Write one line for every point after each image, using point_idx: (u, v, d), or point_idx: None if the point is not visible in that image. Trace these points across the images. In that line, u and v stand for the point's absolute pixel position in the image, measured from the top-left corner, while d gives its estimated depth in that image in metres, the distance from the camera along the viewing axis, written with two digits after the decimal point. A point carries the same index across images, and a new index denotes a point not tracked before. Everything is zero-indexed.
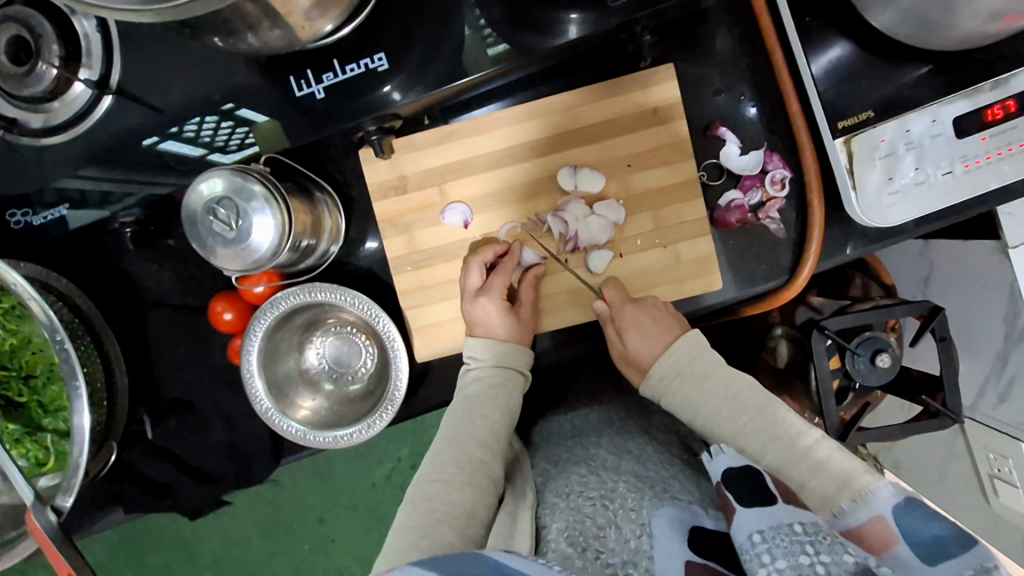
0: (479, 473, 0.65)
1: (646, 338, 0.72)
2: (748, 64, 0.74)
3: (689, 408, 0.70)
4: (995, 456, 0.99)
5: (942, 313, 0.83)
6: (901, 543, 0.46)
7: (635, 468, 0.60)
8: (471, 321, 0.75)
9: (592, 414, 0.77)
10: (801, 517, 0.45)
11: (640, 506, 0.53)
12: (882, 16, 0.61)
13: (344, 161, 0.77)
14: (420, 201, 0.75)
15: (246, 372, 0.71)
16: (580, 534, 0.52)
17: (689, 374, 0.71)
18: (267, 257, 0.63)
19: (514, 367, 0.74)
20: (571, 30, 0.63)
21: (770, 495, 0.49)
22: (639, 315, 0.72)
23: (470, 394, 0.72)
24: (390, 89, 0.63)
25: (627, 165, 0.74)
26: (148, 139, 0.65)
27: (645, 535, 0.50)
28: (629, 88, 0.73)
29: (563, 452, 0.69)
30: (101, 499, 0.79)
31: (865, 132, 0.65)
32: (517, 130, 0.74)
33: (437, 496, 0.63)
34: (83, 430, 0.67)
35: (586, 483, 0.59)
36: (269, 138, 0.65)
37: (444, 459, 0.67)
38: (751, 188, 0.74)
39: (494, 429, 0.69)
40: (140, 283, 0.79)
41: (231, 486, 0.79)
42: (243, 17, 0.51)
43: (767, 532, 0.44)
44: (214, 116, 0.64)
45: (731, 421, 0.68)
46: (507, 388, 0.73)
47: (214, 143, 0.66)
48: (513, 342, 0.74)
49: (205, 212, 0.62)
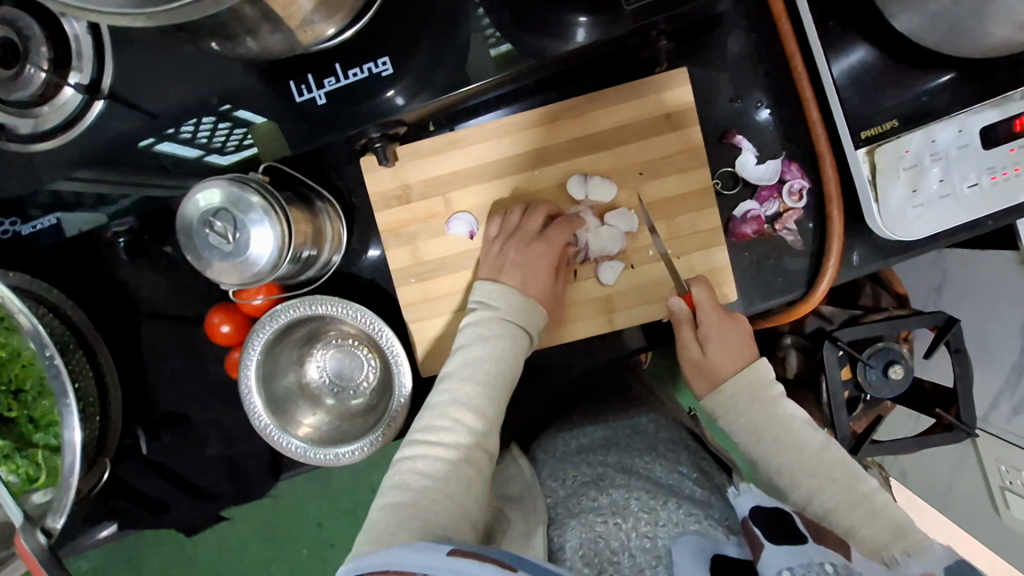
0: (475, 448, 0.63)
1: (732, 353, 0.69)
2: (765, 70, 0.71)
3: (752, 432, 0.67)
4: (1008, 469, 0.97)
5: (958, 324, 0.81)
6: None
7: (646, 486, 0.58)
8: (498, 262, 0.70)
9: (601, 431, 0.74)
10: (830, 555, 0.44)
11: (656, 534, 0.51)
12: (908, 22, 0.58)
13: (346, 168, 0.74)
14: (425, 211, 0.72)
15: (244, 388, 0.69)
16: (596, 553, 0.51)
17: (762, 397, 0.68)
18: (266, 270, 0.60)
19: (519, 317, 0.69)
20: (580, 32, 0.60)
21: (800, 534, 0.46)
22: (727, 327, 0.69)
23: (470, 358, 0.66)
24: (394, 93, 0.61)
25: (638, 173, 0.71)
26: (145, 140, 0.62)
27: (661, 566, 0.48)
28: (641, 93, 0.70)
29: (569, 470, 0.66)
30: (92, 516, 0.77)
31: (888, 143, 0.63)
32: (525, 136, 0.71)
33: (431, 472, 0.60)
34: (74, 447, 0.64)
35: (597, 502, 0.56)
36: (268, 140, 0.63)
37: (442, 427, 0.63)
38: (768, 199, 0.72)
39: (494, 398, 0.65)
40: (133, 293, 0.76)
41: (228, 502, 0.77)
42: (241, 21, 0.49)
43: (797, 570, 0.42)
44: (212, 117, 0.61)
45: (790, 455, 0.64)
46: (513, 351, 0.67)
47: (212, 143, 0.63)
48: (529, 295, 0.69)
49: (201, 224, 0.59)
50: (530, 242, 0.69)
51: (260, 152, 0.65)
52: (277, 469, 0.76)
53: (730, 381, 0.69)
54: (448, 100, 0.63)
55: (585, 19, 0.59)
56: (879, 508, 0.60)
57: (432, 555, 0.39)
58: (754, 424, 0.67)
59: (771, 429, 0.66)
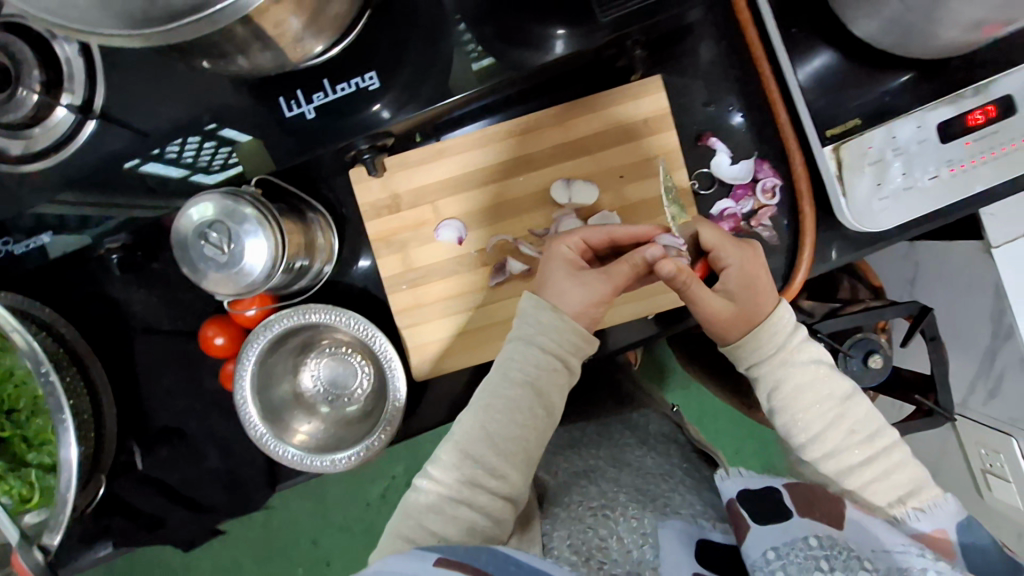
0: (479, 490, 0.60)
1: (751, 302, 0.68)
2: (736, 75, 0.75)
3: (772, 381, 0.68)
4: (988, 452, 1.02)
5: (931, 313, 0.85)
6: (960, 559, 0.53)
7: (635, 481, 0.62)
8: (542, 279, 0.68)
9: (590, 425, 0.79)
10: (813, 528, 0.50)
11: (641, 515, 0.55)
12: (866, 27, 0.62)
13: (336, 180, 0.76)
14: (414, 219, 0.74)
15: (239, 399, 0.70)
16: (583, 543, 0.54)
17: (784, 349, 0.68)
18: (261, 280, 0.61)
19: (559, 353, 0.65)
20: (556, 45, 0.63)
21: (785, 511, 0.53)
22: (745, 277, 0.68)
23: (492, 398, 0.64)
24: (379, 108, 0.63)
25: (619, 176, 0.74)
26: (131, 161, 0.63)
27: (646, 545, 0.52)
28: (618, 100, 0.73)
29: (564, 464, 0.71)
30: (87, 536, 0.76)
31: (853, 140, 0.65)
32: (511, 144, 0.74)
33: (431, 508, 0.60)
34: (70, 465, 0.64)
35: (588, 497, 0.60)
36: (253, 158, 0.64)
37: (450, 463, 0.62)
38: (743, 197, 0.75)
39: (512, 444, 0.62)
40: (125, 310, 0.77)
41: (225, 515, 0.77)
42: (233, 40, 0.51)
43: (782, 548, 0.48)
44: (196, 137, 0.63)
45: (813, 409, 0.66)
46: (546, 396, 0.64)
47: (197, 163, 0.65)
48: (573, 319, 0.66)
49: (196, 237, 0.60)
50: (574, 271, 0.67)
51: (245, 171, 0.66)
52: (274, 480, 0.76)
53: (748, 335, 0.68)
54: (433, 110, 0.66)
55: (563, 31, 0.62)
56: (893, 465, 0.65)
57: (417, 562, 0.44)
58: (775, 375, 0.68)
59: (796, 381, 0.67)
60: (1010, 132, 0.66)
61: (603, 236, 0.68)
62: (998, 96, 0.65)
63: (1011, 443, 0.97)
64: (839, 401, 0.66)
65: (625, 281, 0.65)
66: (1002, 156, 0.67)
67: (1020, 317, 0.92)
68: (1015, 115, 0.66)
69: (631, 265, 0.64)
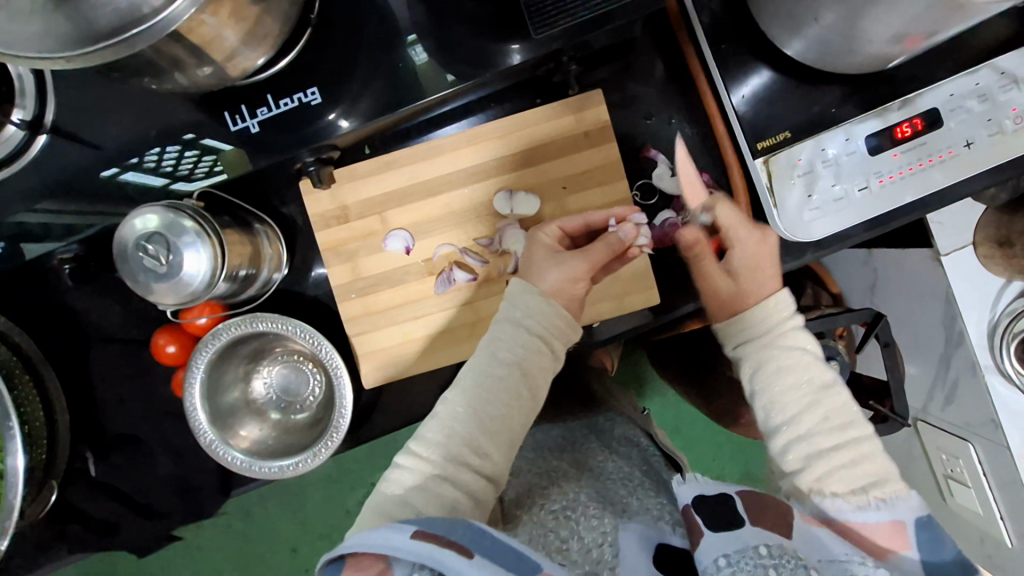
0: (465, 470, 0.59)
1: (759, 281, 0.72)
2: (677, 88, 0.76)
3: (755, 363, 0.70)
4: (947, 457, 1.04)
5: (884, 319, 0.90)
6: (914, 551, 0.54)
7: (594, 484, 0.68)
8: (526, 266, 0.70)
9: (555, 429, 0.86)
10: (764, 536, 0.52)
11: (603, 517, 0.60)
12: (792, 42, 0.64)
13: (287, 192, 0.78)
14: (363, 229, 0.76)
15: (188, 405, 0.71)
16: (544, 543, 0.58)
17: (775, 331, 0.70)
18: (202, 289, 0.62)
19: (537, 330, 0.66)
20: (515, 58, 0.65)
21: (739, 518, 0.55)
22: (756, 255, 0.72)
23: (478, 377, 0.64)
24: (337, 116, 0.65)
25: (562, 187, 0.75)
26: (108, 170, 0.66)
27: (607, 545, 0.57)
28: (561, 112, 0.74)
29: (526, 466, 0.77)
30: (42, 542, 0.77)
31: (782, 153, 0.68)
32: (456, 156, 0.75)
33: (416, 486, 0.58)
34: (17, 474, 0.65)
35: (548, 501, 0.64)
36: (233, 166, 0.67)
37: (434, 441, 0.61)
38: (684, 207, 0.76)
39: (496, 421, 0.62)
40: (81, 320, 0.78)
41: (179, 520, 0.79)
42: (167, 57, 0.53)
43: (732, 555, 0.51)
44: (176, 146, 0.65)
45: (792, 391, 0.67)
46: (530, 377, 0.64)
47: (180, 171, 0.68)
48: (552, 300, 0.67)
49: (135, 248, 0.61)
50: (551, 255, 0.70)
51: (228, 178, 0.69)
52: (227, 486, 0.78)
53: (753, 309, 0.71)
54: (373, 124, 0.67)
55: (516, 47, 0.63)
56: (862, 455, 0.63)
57: (398, 537, 0.43)
58: (757, 358, 0.70)
59: (776, 364, 0.68)
60: (937, 143, 0.68)
61: (578, 222, 0.72)
62: (924, 109, 0.67)
63: (969, 449, 0.98)
64: (818, 389, 0.67)
65: (600, 261, 0.69)
66: (942, 162, 0.68)
67: (969, 325, 0.93)
68: (942, 127, 0.68)
69: (606, 245, 0.69)
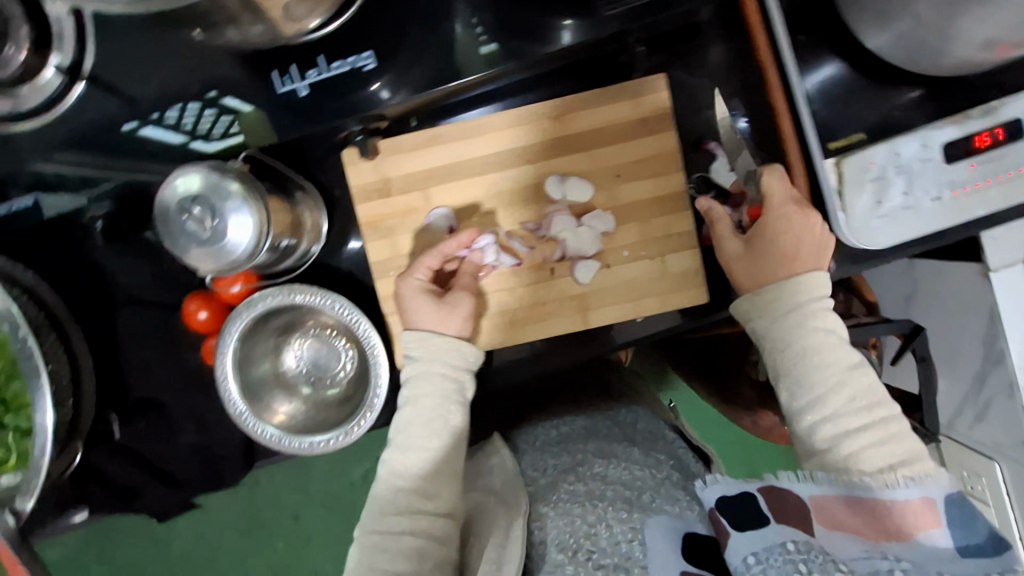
0: (421, 517, 0.67)
1: (784, 259, 0.66)
2: (742, 79, 0.72)
3: (781, 341, 0.66)
4: (969, 474, 1.05)
5: (922, 334, 0.89)
6: (942, 530, 0.49)
7: (620, 476, 0.70)
8: (408, 308, 0.71)
9: (578, 421, 0.88)
10: (791, 534, 0.48)
11: (631, 513, 0.62)
12: (876, 38, 0.61)
13: (328, 161, 0.75)
14: (404, 206, 0.73)
15: (220, 375, 0.69)
16: (571, 536, 0.61)
17: (805, 308, 0.65)
18: (244, 258, 0.60)
19: (443, 365, 0.69)
20: (564, 34, 0.62)
21: (763, 518, 0.51)
22: (781, 225, 0.66)
23: (404, 423, 0.69)
24: (378, 86, 0.62)
25: (615, 175, 0.71)
26: (127, 124, 0.62)
27: (636, 542, 0.58)
28: (620, 96, 0.70)
29: (550, 459, 0.78)
30: (61, 501, 0.76)
31: (855, 154, 0.64)
32: (506, 135, 0.72)
33: (374, 550, 0.66)
34: (45, 430, 0.64)
35: (573, 490, 0.68)
36: (256, 130, 0.64)
37: (383, 499, 0.69)
38: (738, 205, 0.72)
39: (432, 466, 0.69)
40: (105, 279, 0.75)
41: (198, 490, 0.77)
42: (223, 9, 0.50)
43: (761, 553, 0.47)
44: (197, 103, 0.62)
45: (820, 371, 0.64)
46: (454, 411, 0.69)
47: (196, 129, 0.65)
48: (445, 333, 0.69)
49: (179, 211, 0.59)
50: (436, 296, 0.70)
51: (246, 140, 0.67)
52: (250, 458, 0.76)
53: (781, 284, 0.66)
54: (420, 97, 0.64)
55: (569, 22, 0.61)
56: (887, 436, 0.61)
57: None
58: (783, 335, 0.65)
59: (804, 343, 0.64)
60: (1016, 157, 0.64)
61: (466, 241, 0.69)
62: (1006, 120, 0.64)
63: (995, 468, 1.00)
64: (846, 369, 0.64)
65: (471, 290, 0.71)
66: (1014, 179, 0.65)
67: (1010, 344, 0.92)
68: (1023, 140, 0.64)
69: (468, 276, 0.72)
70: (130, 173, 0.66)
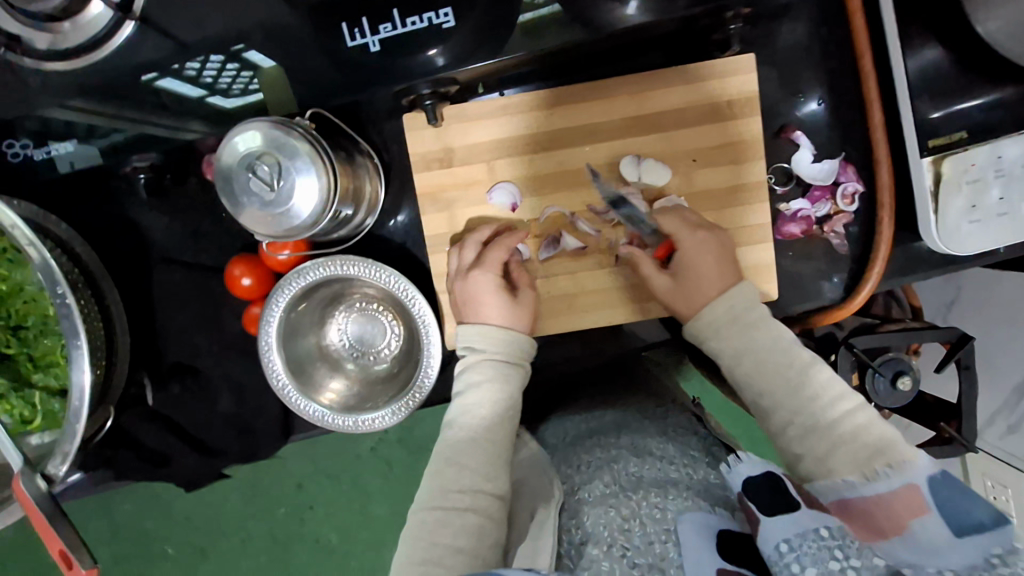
0: (482, 494, 0.56)
1: (711, 280, 0.64)
2: (832, 66, 0.68)
3: (734, 355, 0.61)
4: (993, 484, 1.02)
5: (972, 341, 0.76)
6: (933, 515, 0.40)
7: (662, 474, 0.55)
8: (466, 302, 0.66)
9: (608, 414, 0.70)
10: (827, 519, 0.41)
11: (665, 505, 0.49)
12: (993, 32, 0.57)
13: (386, 125, 0.70)
14: (466, 178, 0.69)
15: (264, 345, 0.66)
16: (604, 526, 0.48)
17: (743, 321, 0.62)
18: (308, 224, 0.56)
19: (500, 354, 0.64)
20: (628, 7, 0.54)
21: (792, 499, 0.43)
22: (705, 245, 0.64)
23: (464, 406, 0.62)
24: (434, 53, 0.54)
25: (692, 160, 0.68)
26: (147, 74, 0.54)
27: (670, 542, 0.45)
28: (703, 76, 0.66)
29: (585, 455, 0.61)
30: (88, 464, 0.73)
31: (955, 154, 0.61)
32: (580, 109, 0.67)
33: (437, 526, 0.54)
34: (83, 390, 0.60)
35: (607, 487, 0.53)
36: (275, 87, 0.58)
37: (436, 478, 0.58)
38: (820, 199, 0.69)
39: (493, 444, 0.59)
40: (145, 236, 0.72)
41: (234, 461, 0.74)
42: None
43: (794, 541, 0.39)
44: (219, 56, 0.54)
45: (770, 379, 0.59)
46: (509, 390, 0.63)
47: (217, 84, 0.57)
48: (510, 328, 0.65)
49: (244, 168, 0.54)
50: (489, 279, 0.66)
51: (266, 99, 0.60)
52: (288, 430, 0.73)
53: (714, 304, 0.63)
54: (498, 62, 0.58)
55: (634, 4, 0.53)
56: (854, 430, 0.54)
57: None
58: (733, 345, 0.61)
59: (749, 351, 0.60)
60: None
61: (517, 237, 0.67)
62: None
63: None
64: (798, 369, 0.58)
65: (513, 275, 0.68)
66: None
67: None
68: None
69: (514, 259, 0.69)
70: (142, 126, 0.59)
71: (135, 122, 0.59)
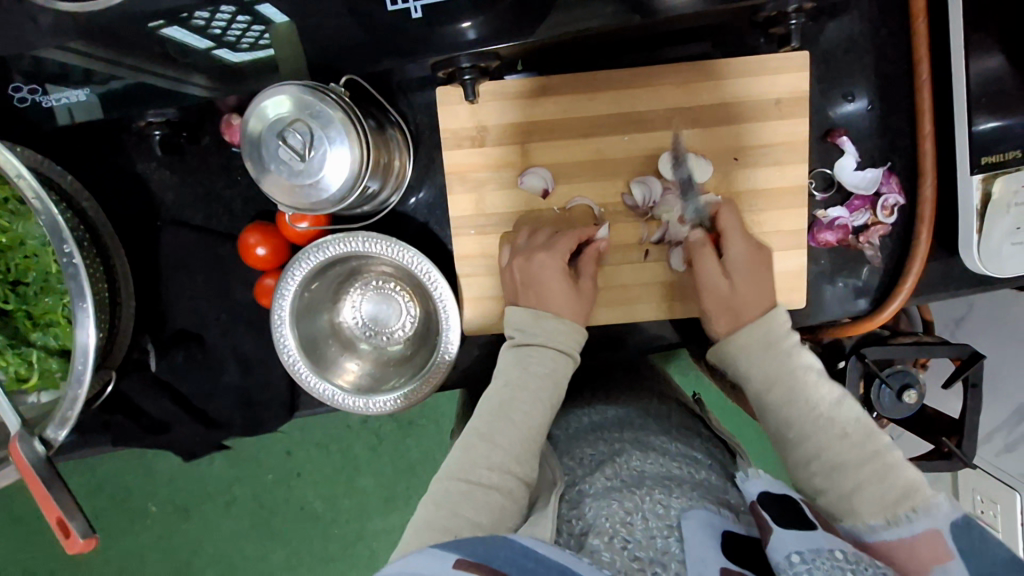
0: (508, 475, 0.53)
1: (754, 291, 0.61)
2: (887, 72, 0.65)
3: (764, 380, 0.58)
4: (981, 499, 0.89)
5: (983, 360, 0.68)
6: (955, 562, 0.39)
7: (673, 469, 0.52)
8: (526, 282, 0.63)
9: (612, 410, 0.66)
10: (840, 541, 0.40)
11: (668, 500, 0.46)
12: None
13: (417, 97, 0.67)
14: (496, 158, 0.66)
15: (277, 318, 0.64)
16: (606, 517, 0.46)
17: (776, 346, 0.59)
18: (335, 199, 0.53)
19: (555, 345, 0.61)
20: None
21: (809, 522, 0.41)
22: (756, 257, 0.62)
23: (508, 384, 0.59)
24: (468, 26, 0.51)
25: (733, 158, 0.65)
26: (153, 22, 0.50)
27: (673, 537, 0.43)
28: (753, 70, 0.64)
29: (587, 448, 0.58)
30: (84, 428, 0.71)
31: (1007, 173, 0.60)
32: (624, 95, 0.64)
33: (461, 499, 0.52)
34: (87, 352, 0.57)
35: (611, 480, 0.50)
36: (285, 43, 0.53)
37: (459, 452, 0.56)
38: (859, 209, 0.67)
39: (532, 427, 0.56)
40: (157, 196, 0.69)
41: (238, 434, 0.71)
42: None
43: (807, 554, 0.38)
44: (230, 7, 0.49)
45: (799, 409, 0.55)
46: (553, 377, 0.59)
47: (225, 37, 0.53)
48: (568, 318, 0.62)
49: (276, 135, 0.52)
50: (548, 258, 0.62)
51: (275, 56, 0.56)
52: (293, 406, 0.71)
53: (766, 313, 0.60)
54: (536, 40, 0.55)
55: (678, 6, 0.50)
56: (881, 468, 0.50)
57: (439, 565, 0.36)
58: (764, 370, 0.58)
59: (782, 379, 0.57)
60: None
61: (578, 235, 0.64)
62: None
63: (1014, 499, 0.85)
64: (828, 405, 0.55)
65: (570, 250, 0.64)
66: None
67: None
68: None
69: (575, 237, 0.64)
70: (141, 76, 0.55)
71: (134, 72, 0.55)
